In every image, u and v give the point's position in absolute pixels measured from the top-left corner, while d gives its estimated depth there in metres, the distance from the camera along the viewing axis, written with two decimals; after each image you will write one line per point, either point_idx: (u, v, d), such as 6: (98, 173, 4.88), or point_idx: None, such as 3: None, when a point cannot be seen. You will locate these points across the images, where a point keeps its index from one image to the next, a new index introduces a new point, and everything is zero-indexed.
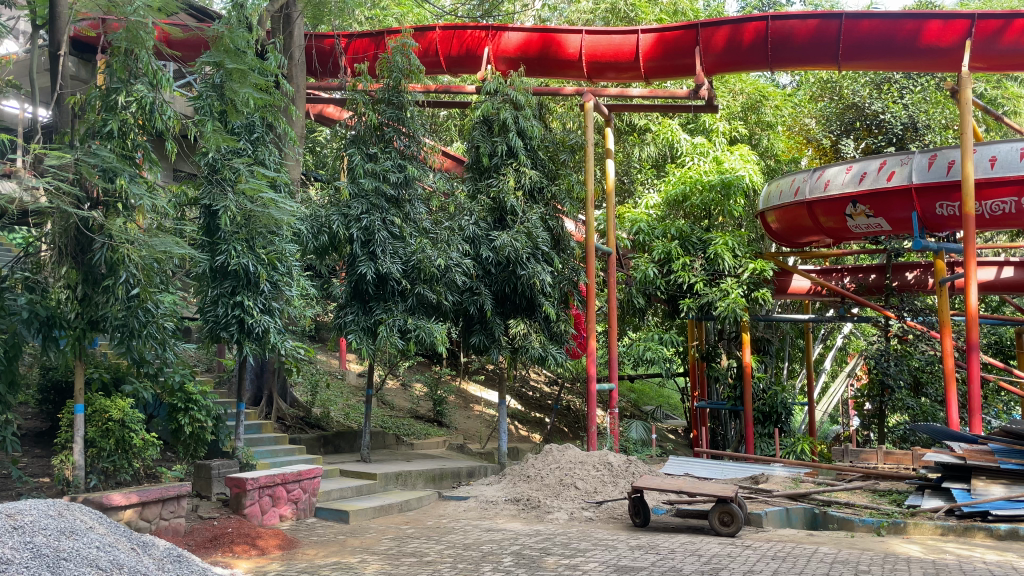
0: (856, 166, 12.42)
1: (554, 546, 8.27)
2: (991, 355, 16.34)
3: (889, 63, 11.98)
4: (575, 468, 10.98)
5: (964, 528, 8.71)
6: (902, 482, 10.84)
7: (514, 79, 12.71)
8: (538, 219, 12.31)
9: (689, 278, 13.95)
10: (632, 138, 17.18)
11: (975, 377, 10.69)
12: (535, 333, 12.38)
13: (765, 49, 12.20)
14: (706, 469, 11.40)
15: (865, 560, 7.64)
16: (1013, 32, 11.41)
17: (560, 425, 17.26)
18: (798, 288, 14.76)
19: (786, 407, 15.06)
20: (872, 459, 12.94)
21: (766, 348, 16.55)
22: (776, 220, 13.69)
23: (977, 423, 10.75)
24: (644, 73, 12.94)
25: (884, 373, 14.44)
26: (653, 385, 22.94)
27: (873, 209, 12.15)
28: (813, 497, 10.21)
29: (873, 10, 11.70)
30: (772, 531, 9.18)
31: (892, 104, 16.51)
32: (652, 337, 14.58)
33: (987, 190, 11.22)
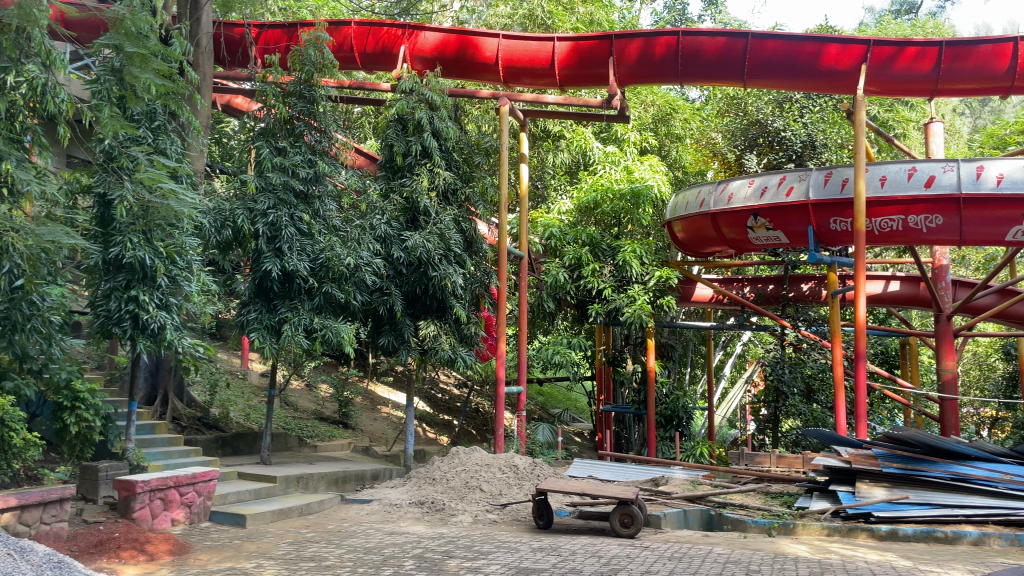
0: (758, 180, 12.88)
1: (456, 549, 8.24)
2: (877, 364, 17.21)
3: (790, 83, 12.50)
4: (481, 471, 10.96)
5: (848, 529, 9.17)
6: (792, 485, 11.31)
7: (429, 79, 12.61)
8: (451, 221, 12.23)
9: (598, 283, 14.21)
10: (545, 144, 17.46)
11: (862, 385, 11.21)
12: (444, 335, 12.33)
13: (675, 63, 12.55)
14: (609, 472, 11.56)
15: (756, 561, 7.92)
16: (905, 59, 12.07)
17: (468, 428, 17.27)
18: (701, 296, 15.21)
19: (687, 412, 15.44)
20: (765, 462, 13.45)
21: (669, 354, 17.04)
22: (682, 230, 14.10)
23: (863, 429, 11.26)
24: (559, 80, 13.10)
25: (780, 380, 15.17)
26: (561, 389, 23.25)
27: (773, 222, 12.63)
28: (709, 499, 10.53)
29: (777, 31, 12.18)
30: (670, 532, 9.42)
31: (793, 122, 17.16)
32: (561, 341, 14.73)
33: (876, 208, 11.86)
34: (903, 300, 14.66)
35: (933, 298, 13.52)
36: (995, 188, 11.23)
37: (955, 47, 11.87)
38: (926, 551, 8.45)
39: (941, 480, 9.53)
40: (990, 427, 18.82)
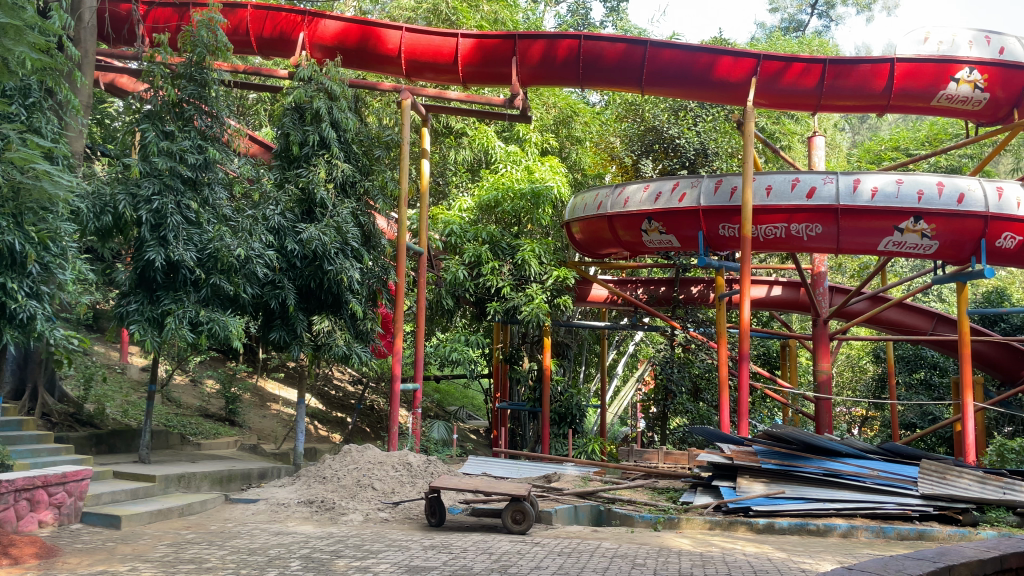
0: (653, 185, 13.22)
1: (345, 548, 8.09)
2: (760, 365, 18.07)
3: (686, 91, 12.92)
4: (374, 469, 10.80)
5: (729, 523, 9.56)
6: (678, 480, 11.70)
7: (329, 68, 12.34)
8: (348, 215, 12.01)
9: (497, 282, 14.18)
10: (447, 140, 17.39)
11: (745, 385, 11.67)
12: (339, 330, 12.09)
13: (576, 66, 12.75)
14: (502, 469, 11.59)
15: (642, 554, 8.15)
16: (791, 74, 12.67)
17: (361, 425, 17.03)
18: (597, 296, 15.51)
19: (580, 409, 15.63)
20: (653, 458, 13.89)
21: (564, 352, 17.34)
22: (580, 231, 14.32)
23: (744, 427, 11.76)
24: (462, 77, 13.07)
25: (668, 379, 15.76)
26: (458, 386, 23.29)
27: (666, 226, 13.01)
28: (598, 495, 10.76)
29: (674, 41, 12.55)
30: (560, 528, 9.55)
31: (687, 130, 17.73)
32: (459, 339, 14.66)
33: (761, 216, 12.39)
34: (785, 304, 15.38)
35: (812, 303, 14.21)
36: (870, 201, 11.94)
37: (837, 65, 12.54)
38: (800, 543, 8.92)
39: (814, 476, 10.09)
40: (859, 425, 20.10)
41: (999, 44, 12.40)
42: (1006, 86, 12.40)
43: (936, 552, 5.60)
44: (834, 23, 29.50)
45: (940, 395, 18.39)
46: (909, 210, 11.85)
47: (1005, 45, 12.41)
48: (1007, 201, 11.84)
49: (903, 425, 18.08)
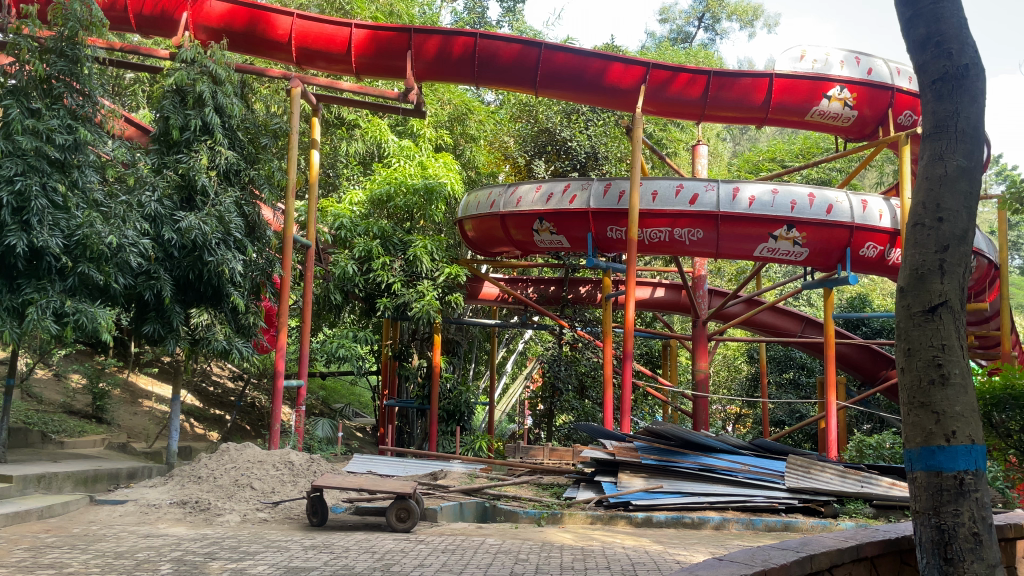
0: (545, 186, 13.37)
1: (221, 550, 7.80)
2: (643, 364, 18.64)
3: (578, 95, 13.15)
4: (253, 468, 10.45)
5: (609, 517, 9.83)
6: (562, 476, 11.92)
7: (213, 51, 11.86)
8: (231, 204, 11.55)
9: (387, 277, 13.95)
10: (339, 132, 17.01)
11: (627, 383, 11.98)
12: (219, 324, 11.66)
13: (471, 64, 12.78)
14: (388, 467, 11.43)
15: (525, 550, 8.25)
16: (678, 84, 13.09)
17: (241, 423, 16.44)
18: (488, 294, 15.62)
19: (469, 406, 15.64)
20: (539, 455, 14.06)
21: (455, 350, 17.26)
22: (472, 229, 14.33)
23: (626, 423, 12.08)
24: (355, 68, 12.85)
25: (556, 376, 15.92)
26: (345, 384, 22.87)
27: (557, 227, 13.24)
28: (484, 492, 10.80)
29: (568, 45, 12.75)
30: (445, 525, 9.53)
31: (579, 134, 18.09)
32: (346, 335, 14.33)
33: (647, 220, 12.76)
34: (667, 306, 15.92)
35: (693, 305, 14.76)
36: (748, 208, 12.53)
37: (721, 78, 13.08)
38: (675, 536, 9.27)
39: (691, 471, 10.49)
40: (734, 422, 21.04)
41: (868, 65, 13.31)
42: (872, 105, 13.28)
43: (799, 542, 5.94)
44: (719, 37, 30.79)
45: (807, 394, 19.54)
46: (783, 218, 12.51)
47: (873, 66, 13.31)
48: (870, 212, 12.68)
49: (774, 422, 19.09)
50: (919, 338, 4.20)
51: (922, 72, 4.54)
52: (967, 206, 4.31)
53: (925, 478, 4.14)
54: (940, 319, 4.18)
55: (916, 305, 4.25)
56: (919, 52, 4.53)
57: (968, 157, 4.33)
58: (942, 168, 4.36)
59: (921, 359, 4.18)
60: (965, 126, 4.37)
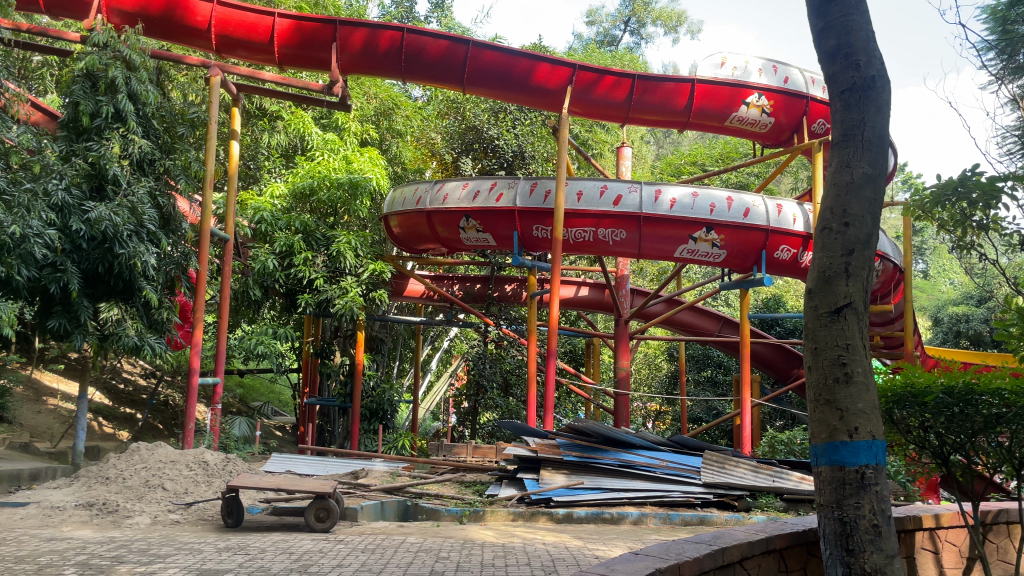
0: (471, 184, 13.37)
1: (129, 553, 7.52)
2: (566, 362, 18.86)
3: (504, 94, 13.17)
4: (165, 468, 10.12)
5: (530, 514, 9.91)
6: (484, 474, 11.94)
7: (128, 36, 11.40)
8: (145, 194, 11.15)
9: (309, 273, 13.71)
10: (260, 123, 16.56)
11: (551, 381, 12.05)
12: (130, 319, 11.24)
13: (397, 58, 12.65)
14: (308, 467, 11.22)
15: (445, 548, 8.24)
16: (603, 86, 13.24)
17: (154, 422, 15.87)
18: (413, 291, 15.53)
19: (391, 404, 15.47)
20: (462, 453, 14.06)
21: (378, 347, 17.07)
22: (398, 225, 14.17)
23: (550, 421, 12.16)
24: (278, 58, 12.60)
25: (480, 374, 15.99)
26: (264, 382, 22.37)
27: (483, 225, 13.25)
28: (406, 490, 10.74)
29: (495, 43, 12.74)
30: (365, 525, 9.42)
31: (506, 132, 18.11)
32: (266, 331, 13.99)
33: (571, 220, 12.91)
34: (591, 304, 16.12)
35: (616, 304, 14.98)
36: (669, 210, 12.80)
37: (645, 82, 13.28)
38: (595, 531, 9.41)
39: (611, 467, 10.66)
40: (654, 419, 21.50)
41: (784, 74, 13.75)
42: (788, 113, 13.74)
43: (712, 536, 6.10)
44: (644, 41, 31.34)
45: (724, 391, 20.12)
46: (702, 221, 12.83)
47: (790, 75, 13.77)
48: (785, 217, 13.13)
49: (691, 419, 19.59)
50: (825, 337, 4.38)
51: (832, 82, 4.73)
52: (872, 212, 4.50)
53: (829, 472, 4.31)
54: (845, 320, 4.36)
55: (823, 306, 4.43)
56: (830, 62, 4.72)
57: (873, 165, 4.53)
58: (848, 175, 4.55)
59: (827, 358, 4.35)
60: (871, 135, 4.56)
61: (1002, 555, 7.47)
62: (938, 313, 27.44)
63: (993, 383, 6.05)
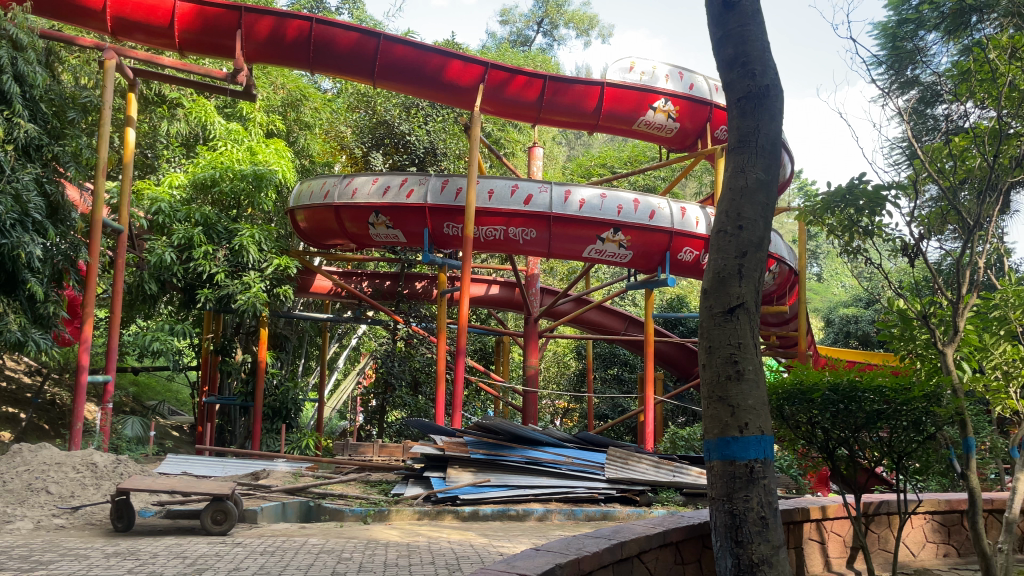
0: (381, 179, 13.19)
1: (7, 561, 7.08)
2: (476, 360, 18.92)
3: (415, 89, 13.06)
4: (48, 471, 9.59)
5: (436, 513, 9.83)
6: (390, 473, 11.82)
7: (15, 13, 10.69)
8: (30, 181, 10.50)
9: (210, 267, 13.24)
10: (159, 110, 15.88)
11: (460, 379, 12.00)
12: (13, 314, 10.55)
13: (306, 49, 12.39)
14: (206, 467, 10.85)
15: (348, 549, 8.10)
16: (515, 86, 13.29)
17: (39, 422, 15.02)
18: (320, 287, 15.25)
19: (296, 403, 15.09)
20: (367, 452, 13.89)
21: (282, 344, 16.68)
22: (304, 219, 13.81)
23: (458, 419, 12.10)
24: (178, 44, 12.13)
25: (389, 372, 15.91)
26: (161, 380, 21.53)
27: (392, 221, 13.10)
28: (308, 491, 10.52)
29: (407, 38, 12.59)
30: (265, 526, 9.17)
31: (417, 128, 18.12)
32: (162, 328, 13.44)
33: (482, 218, 12.90)
34: (501, 302, 16.16)
35: (526, 303, 15.06)
36: (578, 210, 12.98)
37: (556, 83, 13.40)
38: (500, 528, 9.44)
39: (518, 464, 10.72)
40: (562, 417, 21.80)
41: (690, 81, 14.13)
42: (693, 119, 14.15)
43: (612, 530, 6.20)
44: (556, 43, 31.70)
45: (629, 388, 20.58)
46: (610, 222, 13.06)
47: (695, 82, 14.17)
48: (688, 220, 13.53)
49: (598, 415, 19.96)
50: (719, 337, 4.51)
51: (729, 89, 4.87)
52: (764, 216, 4.67)
53: (721, 466, 4.45)
54: (737, 320, 4.50)
55: (717, 307, 4.56)
56: (727, 70, 4.86)
57: (767, 171, 4.69)
58: (742, 180, 4.70)
59: (721, 356, 4.49)
60: (764, 142, 4.72)
61: (883, 543, 7.86)
62: (830, 314, 28.83)
63: (875, 380, 6.38)
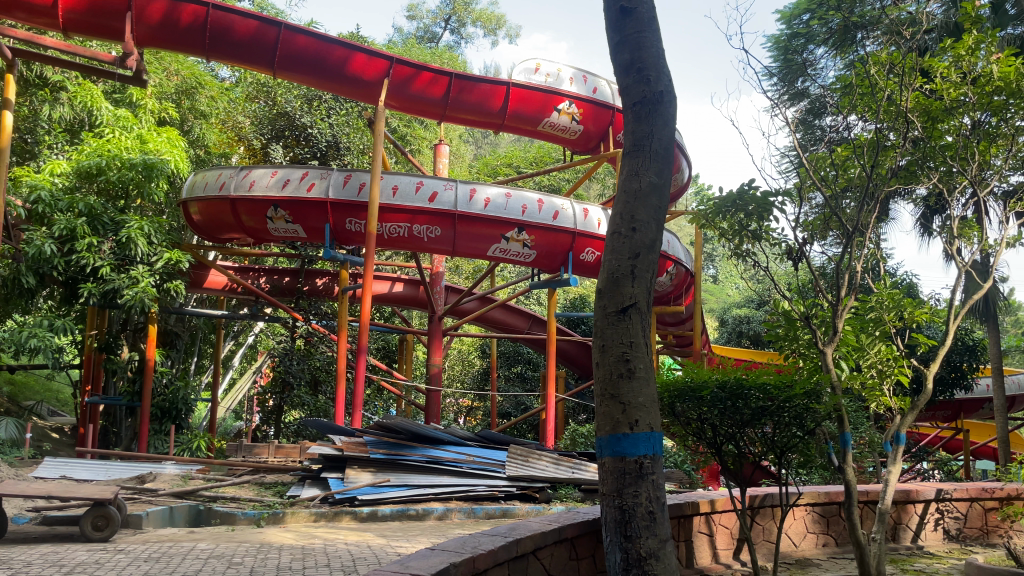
0: (281, 172, 12.86)
1: None
2: (378, 358, 18.71)
3: (318, 81, 12.78)
4: None
5: (333, 514, 9.63)
6: (286, 474, 11.54)
7: None
8: None
9: (94, 260, 12.57)
10: (41, 93, 14.99)
11: (360, 377, 11.80)
12: None
13: (201, 35, 11.95)
14: (87, 471, 10.31)
15: (239, 553, 7.85)
16: (420, 82, 13.18)
17: None
18: (214, 282, 14.73)
19: (187, 404, 14.48)
20: (263, 453, 13.54)
21: (174, 342, 16.05)
22: (198, 212, 13.26)
23: (357, 419, 11.90)
24: (62, 24, 11.43)
25: (287, 371, 15.67)
26: (39, 378, 20.35)
27: (292, 216, 12.78)
28: (198, 494, 10.14)
29: (309, 28, 12.32)
30: (151, 532, 8.78)
31: (320, 121, 17.99)
32: (41, 324, 12.68)
33: (386, 214, 12.73)
34: (405, 300, 16.02)
35: (430, 301, 14.96)
36: (483, 209, 13.00)
37: (462, 81, 13.39)
38: (399, 528, 9.35)
39: (418, 463, 10.63)
40: (465, 415, 21.83)
41: (593, 84, 14.40)
42: (596, 122, 14.41)
43: (507, 528, 6.22)
44: (463, 41, 31.67)
45: (532, 386, 20.79)
46: (514, 221, 13.14)
47: (598, 86, 14.44)
48: (590, 220, 13.76)
49: (501, 414, 20.09)
50: (612, 336, 4.58)
51: (625, 94, 4.96)
52: (657, 218, 4.77)
53: (612, 463, 4.52)
54: (630, 319, 4.58)
55: (610, 306, 4.63)
56: (623, 75, 4.95)
57: (659, 174, 4.81)
58: (636, 183, 4.80)
59: (613, 355, 4.56)
60: (657, 147, 4.83)
61: (767, 535, 8.19)
62: (725, 314, 29.97)
63: (761, 378, 6.63)
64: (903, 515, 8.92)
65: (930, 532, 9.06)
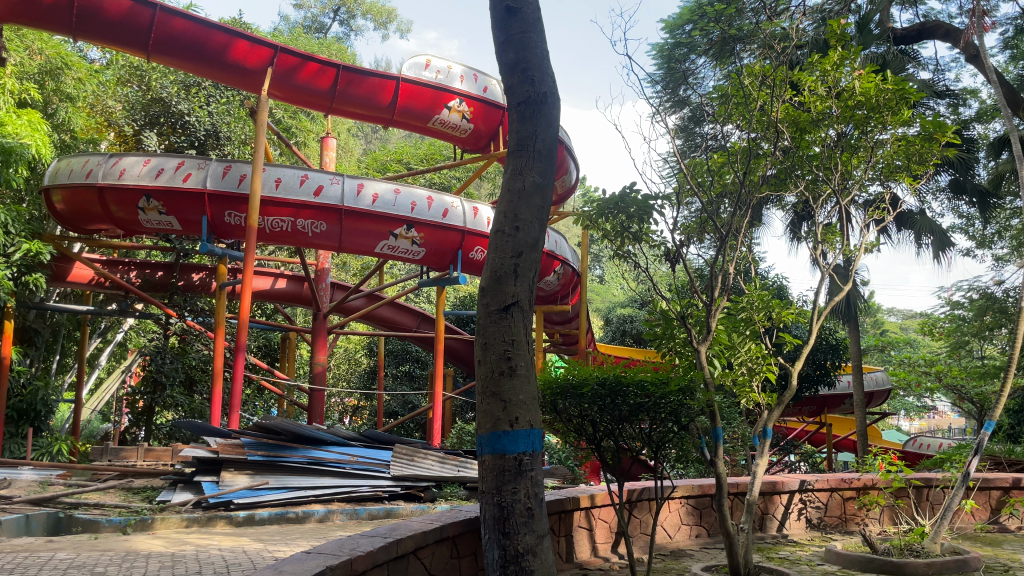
0: (154, 160, 12.22)
1: None
2: (259, 357, 18.14)
3: (195, 67, 12.24)
4: None
5: (208, 519, 9.18)
6: (155, 478, 11.01)
7: None
8: None
9: None
10: None
11: (239, 376, 11.34)
12: None
13: (66, 12, 11.21)
14: None
15: (102, 562, 7.39)
16: (306, 72, 12.84)
17: None
18: (79, 276, 13.87)
19: (46, 404, 13.77)
20: (131, 456, 12.86)
21: (32, 339, 15.10)
22: (62, 200, 12.43)
23: (235, 420, 11.43)
24: None
25: (159, 370, 14.90)
26: None
27: (166, 207, 12.19)
28: (58, 501, 9.54)
29: (187, 11, 11.78)
30: (3, 542, 8.15)
31: (198, 109, 17.32)
32: None
33: (269, 208, 12.33)
34: (289, 297, 15.56)
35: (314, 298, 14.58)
36: (371, 205, 12.80)
37: (350, 74, 13.14)
38: (277, 531, 9.06)
39: (298, 464, 10.32)
40: (350, 415, 21.49)
41: (483, 84, 14.44)
42: (486, 121, 14.46)
43: (388, 528, 6.11)
44: (353, 33, 31.17)
45: (419, 385, 20.69)
46: (403, 218, 13.00)
47: (488, 85, 14.50)
48: (479, 220, 13.82)
49: (387, 412, 19.89)
50: (494, 334, 4.58)
51: (510, 93, 4.98)
52: (540, 218, 4.82)
53: (491, 460, 4.52)
54: (511, 317, 4.60)
55: (493, 304, 4.63)
56: (508, 74, 4.96)
57: (542, 175, 4.86)
58: (520, 182, 4.82)
59: (495, 352, 4.56)
60: (541, 147, 4.87)
61: (643, 527, 8.45)
62: (610, 314, 30.80)
63: (638, 375, 6.83)
64: (769, 505, 9.43)
65: (793, 521, 9.58)
